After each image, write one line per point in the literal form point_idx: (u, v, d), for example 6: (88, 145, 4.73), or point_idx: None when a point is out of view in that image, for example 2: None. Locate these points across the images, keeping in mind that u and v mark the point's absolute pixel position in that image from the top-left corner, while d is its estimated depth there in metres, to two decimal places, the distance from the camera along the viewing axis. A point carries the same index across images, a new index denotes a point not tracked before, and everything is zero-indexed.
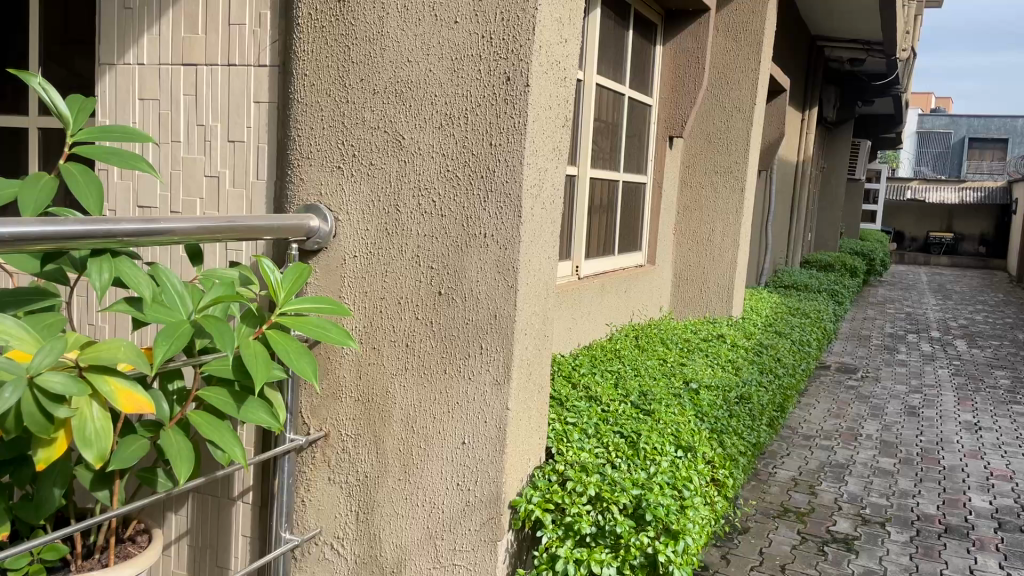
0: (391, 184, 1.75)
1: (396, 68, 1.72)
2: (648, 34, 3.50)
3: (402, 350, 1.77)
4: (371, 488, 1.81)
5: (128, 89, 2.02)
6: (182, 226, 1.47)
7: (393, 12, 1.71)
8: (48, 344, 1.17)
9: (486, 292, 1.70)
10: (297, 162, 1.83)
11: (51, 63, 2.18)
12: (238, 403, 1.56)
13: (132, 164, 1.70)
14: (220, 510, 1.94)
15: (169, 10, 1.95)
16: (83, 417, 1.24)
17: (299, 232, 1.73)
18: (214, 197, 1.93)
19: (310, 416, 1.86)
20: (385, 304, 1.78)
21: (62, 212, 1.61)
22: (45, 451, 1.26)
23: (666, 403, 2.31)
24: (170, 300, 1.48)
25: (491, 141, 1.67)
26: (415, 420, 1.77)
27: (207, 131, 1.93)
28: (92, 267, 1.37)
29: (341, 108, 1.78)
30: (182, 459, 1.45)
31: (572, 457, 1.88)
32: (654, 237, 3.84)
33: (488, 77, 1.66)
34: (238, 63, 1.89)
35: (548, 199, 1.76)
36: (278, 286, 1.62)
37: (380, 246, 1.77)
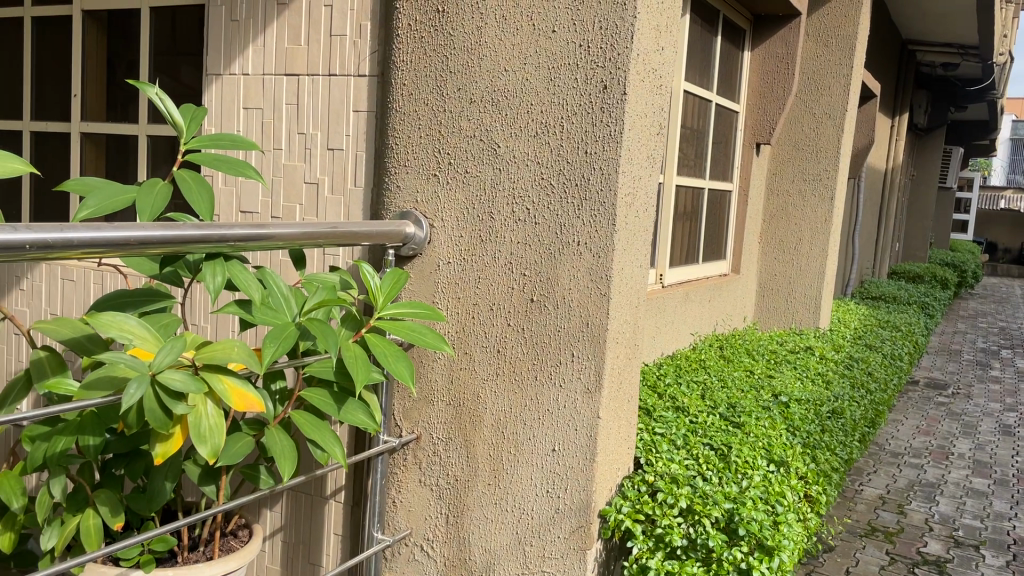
0: (486, 193, 1.77)
1: (492, 77, 1.74)
2: (736, 39, 3.45)
3: (493, 356, 1.79)
4: (461, 492, 1.83)
5: (233, 99, 2.10)
6: (288, 232, 1.53)
7: (492, 21, 1.74)
8: (169, 343, 1.22)
9: (579, 300, 1.70)
10: (394, 169, 1.87)
11: (160, 73, 2.29)
12: (338, 404, 1.60)
13: (239, 171, 1.76)
14: (313, 507, 1.99)
15: (274, 22, 2.02)
16: (199, 414, 1.29)
17: (396, 239, 1.77)
18: (313, 203, 1.99)
19: (402, 419, 1.89)
20: (477, 310, 1.80)
21: (178, 217, 1.69)
22: (162, 446, 1.32)
23: (756, 416, 2.27)
24: (276, 302, 1.54)
25: (586, 149, 1.67)
26: (505, 426, 1.78)
27: (308, 140, 1.99)
28: (207, 271, 1.45)
29: (438, 116, 1.81)
30: (286, 457, 1.50)
31: (661, 468, 1.85)
32: (739, 246, 3.79)
33: (585, 86, 1.66)
34: (338, 73, 1.94)
35: (642, 208, 1.75)
36: (377, 291, 1.68)
37: (474, 252, 1.80)
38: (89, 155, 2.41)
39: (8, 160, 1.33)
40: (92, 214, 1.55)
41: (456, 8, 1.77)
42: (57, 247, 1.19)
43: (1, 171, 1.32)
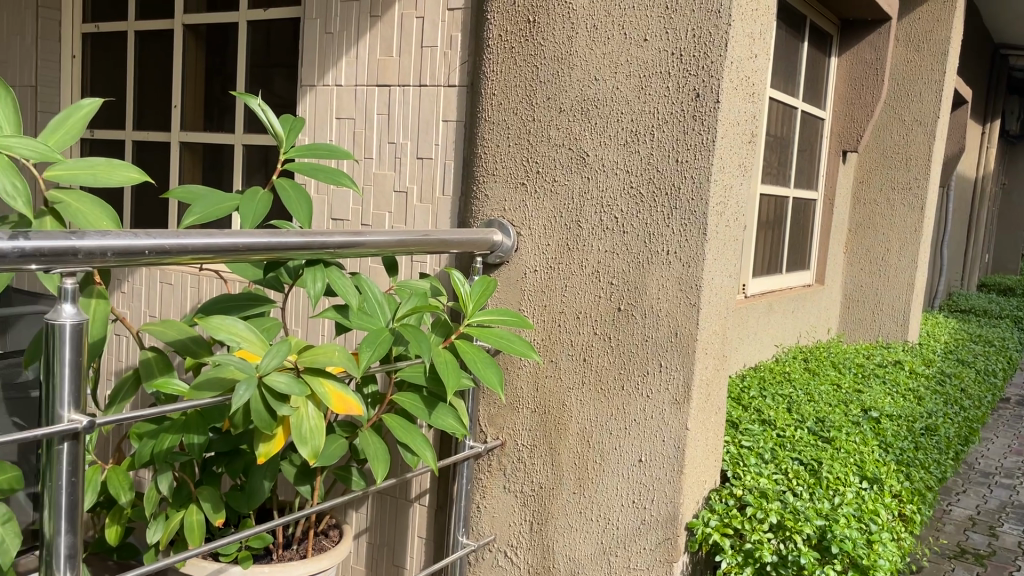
0: (573, 202, 1.78)
1: (583, 87, 1.75)
2: (822, 45, 3.39)
3: (579, 364, 1.79)
4: (546, 499, 1.84)
5: (326, 109, 2.16)
6: (382, 238, 1.56)
7: (583, 31, 1.74)
8: (275, 346, 1.27)
9: (667, 310, 1.68)
10: (483, 178, 1.89)
11: (255, 84, 2.37)
12: (429, 409, 1.63)
13: (336, 179, 1.81)
14: (398, 510, 2.03)
15: (367, 34, 2.08)
16: (300, 415, 1.33)
17: (483, 247, 1.79)
18: (403, 211, 2.04)
19: (487, 425, 1.91)
20: (563, 318, 1.80)
21: (281, 224, 1.75)
22: (265, 446, 1.36)
23: (846, 431, 2.22)
24: (371, 308, 1.58)
25: (677, 158, 1.65)
26: (591, 435, 1.77)
27: (398, 149, 2.04)
28: (308, 277, 1.50)
29: (527, 126, 1.82)
30: (379, 459, 1.53)
31: (750, 482, 1.82)
32: (823, 256, 3.70)
33: (677, 94, 1.65)
34: (429, 83, 1.98)
35: (733, 217, 1.72)
36: (467, 297, 1.70)
37: (561, 261, 1.80)
38: (187, 163, 2.51)
39: (125, 168, 1.40)
40: (198, 220, 1.62)
41: (547, 18, 1.78)
42: (172, 253, 1.24)
43: (117, 178, 1.38)
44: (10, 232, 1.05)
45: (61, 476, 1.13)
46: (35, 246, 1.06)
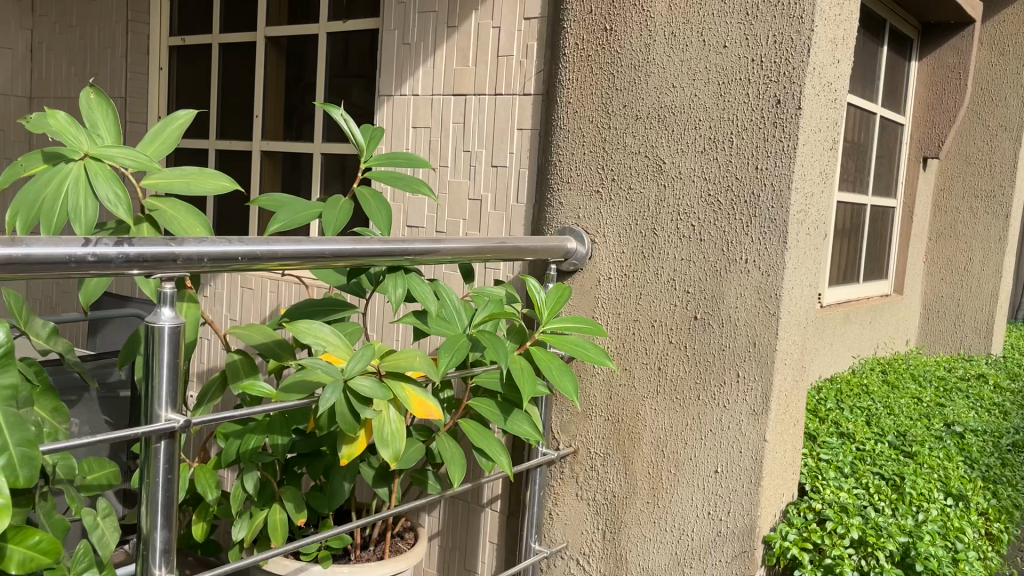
0: (649, 209, 1.76)
1: (660, 94, 1.74)
2: (902, 49, 3.30)
3: (653, 373, 1.77)
4: (619, 508, 1.83)
5: (403, 118, 2.20)
6: (461, 245, 1.58)
7: (660, 38, 1.73)
8: (360, 351, 1.30)
9: (745, 319, 1.66)
10: (558, 186, 1.89)
11: (333, 94, 2.42)
12: (505, 414, 1.63)
13: (415, 187, 1.84)
14: (470, 514, 2.05)
15: (444, 44, 2.11)
16: (383, 418, 1.36)
17: (557, 254, 1.80)
18: (477, 219, 2.07)
19: (560, 432, 1.90)
20: (638, 326, 1.79)
21: (364, 231, 1.81)
22: (348, 448, 1.39)
23: (929, 446, 2.16)
24: (449, 314, 1.61)
25: (756, 165, 1.63)
26: (665, 446, 1.76)
27: (473, 157, 2.07)
28: (389, 283, 1.54)
29: (603, 133, 1.82)
30: (456, 464, 1.55)
31: (829, 496, 1.79)
32: (902, 265, 3.60)
33: (757, 101, 1.63)
34: (505, 92, 2.00)
35: (813, 225, 1.69)
36: (543, 305, 1.71)
37: (635, 269, 1.79)
38: (268, 171, 2.58)
39: (217, 177, 1.44)
40: (283, 228, 1.67)
41: (624, 25, 1.77)
42: (263, 259, 1.28)
43: (209, 187, 1.42)
44: (116, 238, 1.10)
45: (158, 473, 1.18)
46: (138, 253, 1.11)
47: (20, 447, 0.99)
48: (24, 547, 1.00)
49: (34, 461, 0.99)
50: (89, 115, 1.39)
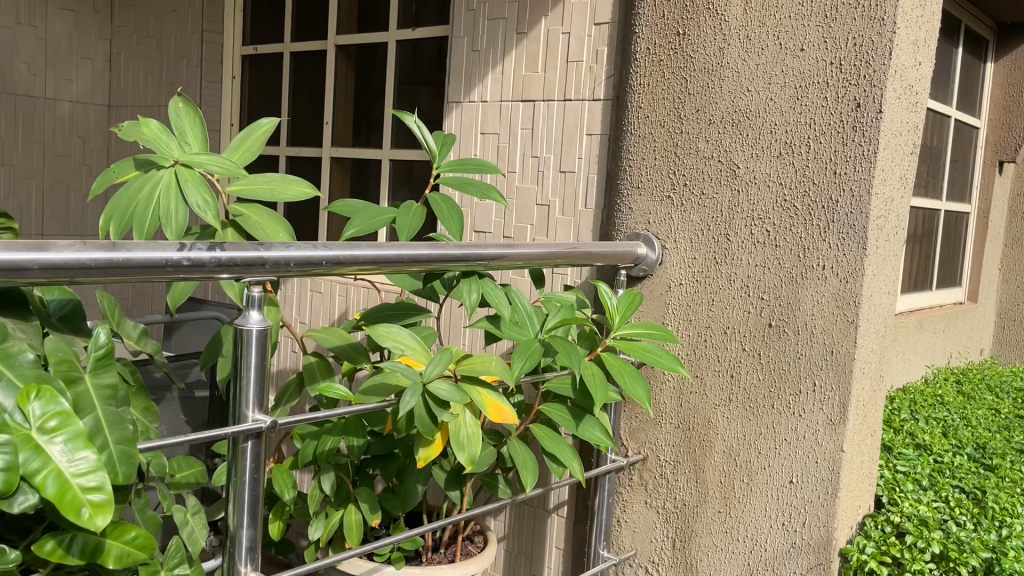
0: (722, 214, 1.74)
1: (734, 98, 1.71)
2: (977, 49, 3.22)
3: (725, 381, 1.75)
4: (689, 517, 1.81)
5: (472, 124, 2.22)
6: (534, 250, 1.59)
7: (735, 42, 1.71)
8: (438, 355, 1.32)
9: (823, 327, 1.63)
10: (628, 191, 1.88)
11: (402, 101, 2.46)
12: (576, 420, 1.63)
13: (486, 193, 1.85)
14: (536, 519, 2.05)
15: (513, 50, 2.12)
16: (459, 422, 1.37)
17: (628, 259, 1.78)
18: (545, 224, 2.08)
19: (628, 438, 1.89)
20: (710, 333, 1.77)
21: (440, 237, 1.86)
22: (424, 450, 1.41)
23: (1011, 459, 2.10)
24: (522, 319, 1.61)
25: (835, 169, 1.60)
26: (738, 454, 1.73)
27: (541, 163, 2.08)
28: (464, 287, 1.55)
29: (675, 138, 1.80)
30: (528, 468, 1.56)
31: (908, 509, 1.74)
32: (976, 272, 3.50)
33: (836, 104, 1.60)
34: (574, 98, 2.01)
35: (893, 231, 1.65)
36: (614, 310, 1.68)
37: (708, 274, 1.77)
38: (337, 177, 2.63)
39: (298, 183, 1.48)
40: (359, 233, 1.71)
41: (697, 29, 1.75)
42: (345, 263, 1.30)
43: (291, 193, 1.46)
44: (209, 243, 1.13)
45: (245, 472, 1.20)
46: (230, 257, 1.14)
47: (119, 444, 1.01)
48: (121, 542, 1.03)
49: (133, 458, 1.02)
50: (177, 123, 1.43)
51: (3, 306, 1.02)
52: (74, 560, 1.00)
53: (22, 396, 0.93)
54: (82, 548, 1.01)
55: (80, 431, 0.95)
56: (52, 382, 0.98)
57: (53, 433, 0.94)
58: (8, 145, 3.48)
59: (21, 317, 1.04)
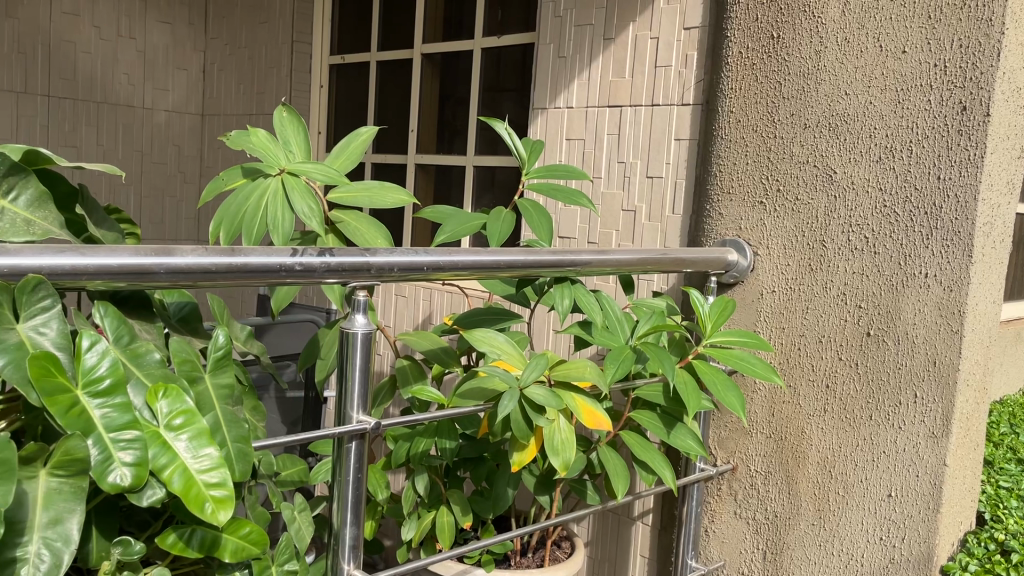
0: (818, 220, 1.70)
1: (831, 102, 1.67)
2: None
3: (820, 391, 1.71)
4: (781, 529, 1.78)
5: (558, 131, 2.23)
6: (627, 257, 1.58)
7: (833, 45, 1.67)
8: (535, 360, 1.33)
9: (925, 336, 1.58)
10: (718, 197, 1.86)
11: (486, 108, 2.48)
12: (668, 428, 1.61)
13: (575, 199, 1.85)
14: (620, 526, 2.04)
15: (600, 56, 2.13)
16: (553, 427, 1.38)
17: (719, 265, 1.76)
18: (631, 230, 2.07)
19: (717, 448, 1.87)
20: (804, 341, 1.73)
21: (531, 243, 1.87)
22: (518, 454, 1.42)
23: None
24: (613, 326, 1.61)
25: (939, 174, 1.55)
26: (833, 465, 1.69)
27: (628, 168, 2.08)
28: (556, 293, 1.55)
29: (768, 143, 1.77)
30: (619, 475, 1.55)
31: (1012, 526, 1.70)
32: None
33: (940, 107, 1.54)
34: (662, 103, 1.99)
35: (1000, 238, 1.59)
36: (706, 317, 1.66)
37: (803, 281, 1.73)
38: (421, 183, 2.68)
39: (397, 190, 1.50)
40: (450, 238, 1.74)
41: (793, 32, 1.72)
42: (445, 269, 1.31)
43: (388, 200, 1.48)
44: (319, 248, 1.15)
45: (348, 472, 1.23)
46: (338, 262, 1.16)
47: (236, 443, 1.06)
48: (237, 537, 1.06)
49: (248, 457, 1.07)
50: (282, 132, 1.48)
51: (129, 307, 1.07)
52: (194, 552, 1.03)
53: (151, 394, 0.98)
54: (201, 542, 1.05)
55: (203, 429, 0.99)
56: (177, 381, 1.03)
57: (179, 430, 0.98)
58: (109, 153, 3.66)
59: (146, 319, 1.08)
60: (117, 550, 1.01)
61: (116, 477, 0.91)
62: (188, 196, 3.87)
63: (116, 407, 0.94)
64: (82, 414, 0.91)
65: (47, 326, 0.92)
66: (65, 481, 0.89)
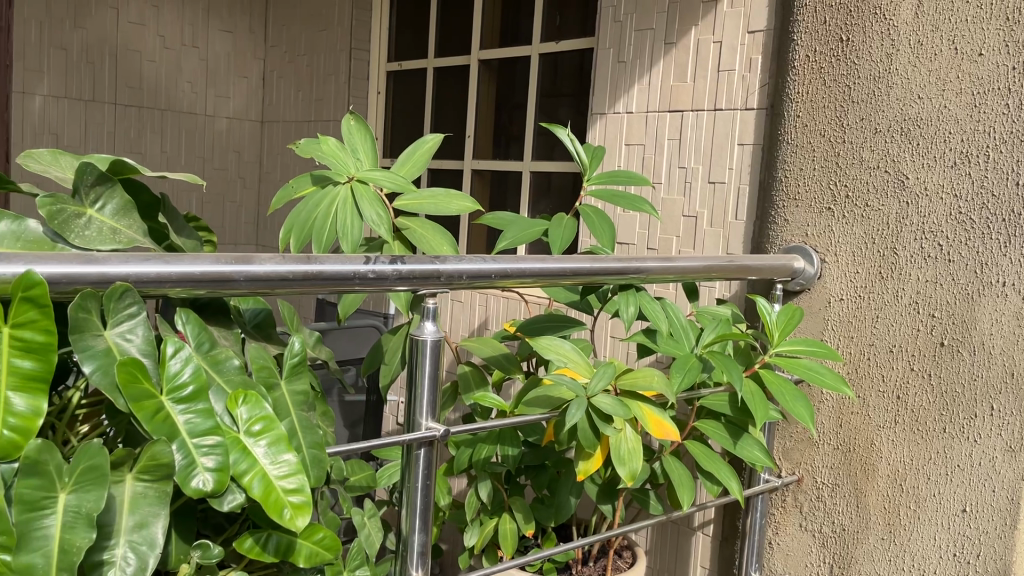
0: (889, 227, 1.66)
1: (903, 106, 1.63)
2: None
3: (891, 401, 1.67)
4: (849, 543, 1.75)
5: (617, 136, 2.22)
6: (692, 264, 1.56)
7: (905, 48, 1.62)
8: (602, 369, 1.32)
9: (1002, 348, 1.52)
10: (783, 204, 1.82)
11: (543, 113, 2.48)
12: (735, 439, 1.58)
13: (637, 206, 1.83)
14: (680, 536, 2.02)
15: (661, 60, 2.11)
16: (620, 437, 1.36)
17: (785, 273, 1.73)
18: (692, 236, 2.05)
19: (781, 459, 1.84)
20: (874, 351, 1.69)
21: (592, 249, 1.86)
22: (584, 463, 1.41)
23: None
24: (678, 334, 1.59)
25: (1018, 179, 1.49)
26: (904, 478, 1.65)
27: (689, 173, 2.06)
28: (621, 301, 1.54)
29: (836, 148, 1.73)
30: (685, 485, 1.53)
31: None
32: None
33: (1018, 112, 1.48)
34: (725, 108, 1.97)
35: None
36: (774, 326, 1.62)
37: (873, 289, 1.69)
38: (478, 189, 2.69)
39: (462, 198, 1.51)
40: (512, 245, 1.74)
41: (863, 35, 1.68)
42: (513, 276, 1.31)
43: (453, 207, 1.49)
44: (391, 256, 1.15)
45: (416, 478, 1.24)
46: (410, 270, 1.16)
47: (311, 449, 1.08)
48: (310, 542, 1.07)
49: (322, 463, 1.08)
50: (349, 139, 1.50)
51: (208, 314, 1.09)
52: (270, 557, 1.04)
53: (231, 400, 1.00)
54: (276, 546, 1.06)
55: (282, 435, 1.01)
56: (255, 388, 1.04)
57: (258, 436, 1.00)
58: (172, 159, 3.75)
59: (224, 326, 1.10)
60: (196, 554, 1.02)
61: (199, 482, 0.92)
62: (247, 200, 3.95)
63: (198, 413, 0.96)
64: (167, 419, 0.93)
65: (132, 333, 0.94)
66: (150, 486, 0.91)
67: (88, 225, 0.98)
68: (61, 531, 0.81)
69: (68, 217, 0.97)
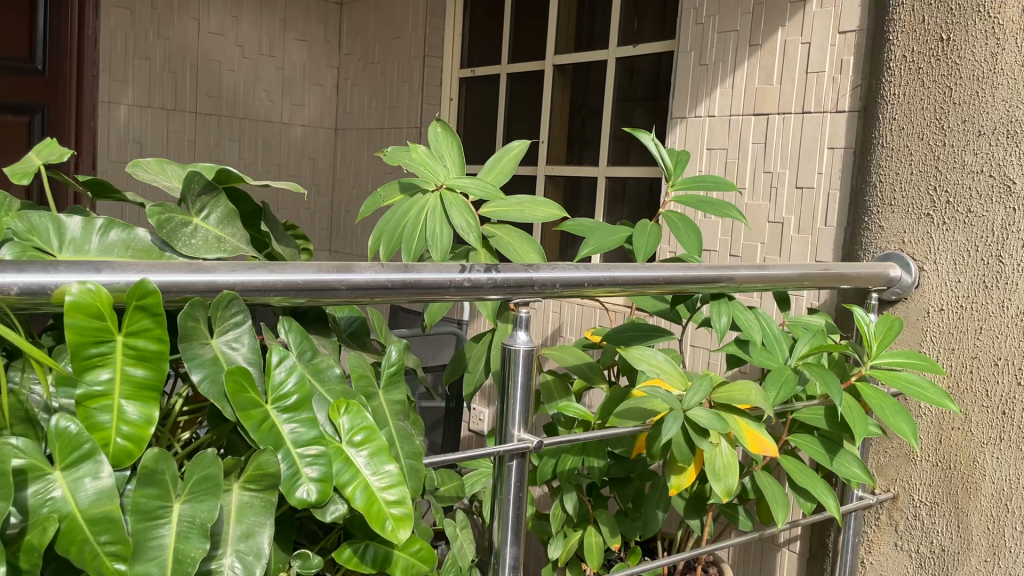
0: (994, 234, 1.57)
1: (1009, 107, 1.53)
2: None
3: (996, 417, 1.59)
4: (948, 565, 1.67)
5: (698, 140, 2.18)
6: (788, 272, 1.49)
7: (1012, 46, 1.52)
8: (699, 382, 1.28)
9: None
10: (878, 209, 1.76)
11: (620, 117, 2.44)
12: (832, 454, 1.53)
13: (723, 211, 1.77)
14: (766, 555, 1.96)
15: (746, 63, 2.06)
16: (715, 451, 1.33)
17: (881, 282, 1.65)
18: (778, 242, 2.00)
19: (875, 475, 1.77)
20: (978, 364, 1.61)
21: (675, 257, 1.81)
22: (677, 477, 1.38)
23: None
24: (771, 345, 1.54)
25: None
26: (1011, 498, 1.57)
27: (775, 178, 2.01)
28: (712, 311, 1.48)
29: (936, 151, 1.64)
30: (778, 502, 1.47)
31: None
32: None
33: None
34: (815, 111, 1.92)
35: None
36: (871, 337, 1.55)
37: (977, 299, 1.61)
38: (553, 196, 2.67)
39: (548, 205, 1.49)
40: (597, 251, 1.71)
41: (965, 34, 1.59)
42: (606, 285, 1.26)
43: (541, 215, 1.47)
44: (485, 264, 1.12)
45: (509, 490, 1.22)
46: (504, 278, 1.13)
47: (408, 459, 1.07)
48: (407, 553, 1.06)
49: (420, 474, 1.06)
50: (437, 147, 1.49)
51: (307, 322, 1.09)
52: (368, 568, 1.04)
53: (333, 410, 0.99)
54: (374, 557, 1.05)
55: (382, 446, 1.00)
56: (356, 397, 1.04)
57: (360, 446, 0.99)
58: (249, 166, 3.82)
59: (322, 334, 1.10)
60: (296, 563, 1.02)
61: (304, 492, 0.92)
62: (319, 206, 4.00)
63: (303, 422, 0.95)
64: (272, 429, 0.92)
65: (239, 341, 0.93)
66: (256, 495, 0.91)
67: (194, 233, 0.99)
68: (175, 541, 0.81)
69: (176, 226, 0.98)
